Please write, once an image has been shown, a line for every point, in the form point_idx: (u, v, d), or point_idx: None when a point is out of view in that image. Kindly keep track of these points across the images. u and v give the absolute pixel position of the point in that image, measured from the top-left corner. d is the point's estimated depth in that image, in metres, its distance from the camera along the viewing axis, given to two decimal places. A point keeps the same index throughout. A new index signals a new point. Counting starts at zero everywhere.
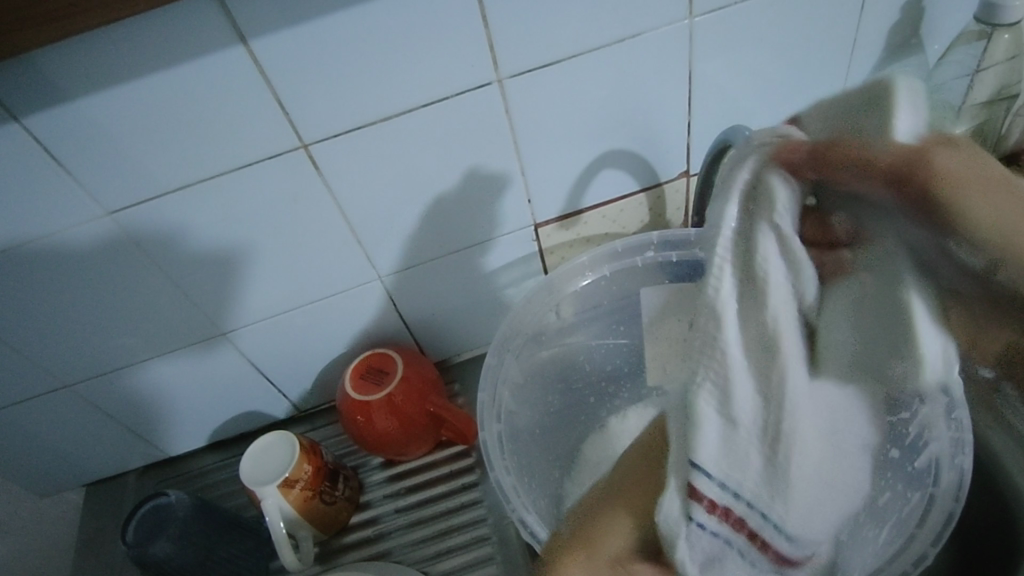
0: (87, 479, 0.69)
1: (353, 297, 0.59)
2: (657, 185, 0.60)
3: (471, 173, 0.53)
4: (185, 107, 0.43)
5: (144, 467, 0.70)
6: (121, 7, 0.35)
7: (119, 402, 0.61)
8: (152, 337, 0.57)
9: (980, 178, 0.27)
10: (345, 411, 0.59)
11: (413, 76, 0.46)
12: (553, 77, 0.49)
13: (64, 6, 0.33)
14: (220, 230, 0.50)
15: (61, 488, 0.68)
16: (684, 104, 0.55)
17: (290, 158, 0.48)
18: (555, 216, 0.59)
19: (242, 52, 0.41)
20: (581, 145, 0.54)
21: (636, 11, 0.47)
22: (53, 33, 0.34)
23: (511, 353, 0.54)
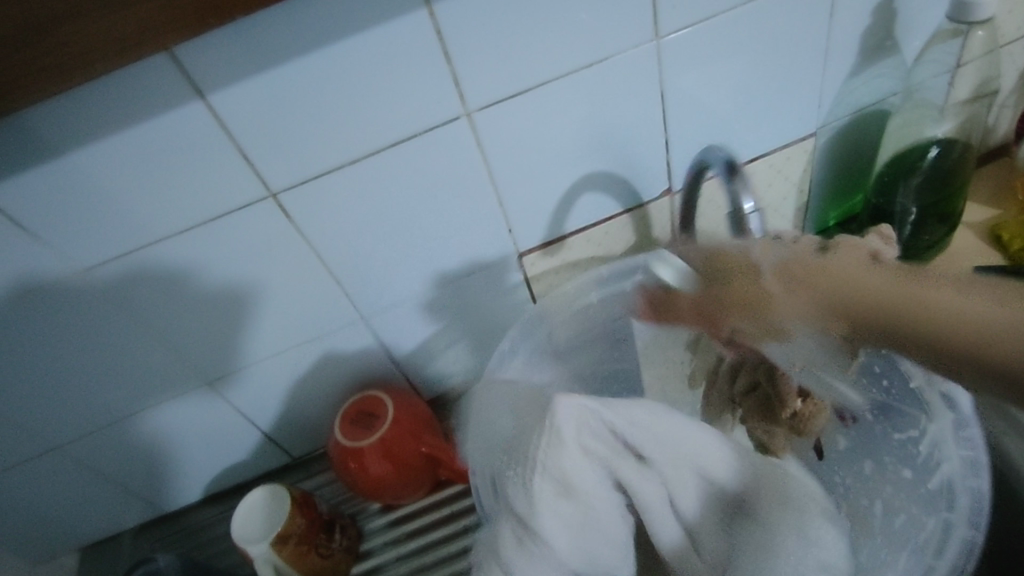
0: (81, 543, 0.67)
1: (339, 342, 0.58)
2: (641, 206, 0.59)
3: (449, 207, 0.52)
4: (149, 166, 0.42)
5: (139, 526, 0.68)
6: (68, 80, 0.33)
7: (107, 464, 0.60)
8: (136, 396, 0.55)
9: (794, 295, 0.36)
10: (337, 457, 0.57)
11: (380, 118, 0.45)
12: (522, 108, 0.48)
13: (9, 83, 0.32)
14: (196, 283, 0.49)
15: (55, 553, 0.66)
16: (660, 124, 0.54)
17: (261, 208, 0.47)
18: (537, 245, 0.57)
19: (201, 107, 0.40)
20: (559, 172, 0.53)
21: (602, 35, 0.46)
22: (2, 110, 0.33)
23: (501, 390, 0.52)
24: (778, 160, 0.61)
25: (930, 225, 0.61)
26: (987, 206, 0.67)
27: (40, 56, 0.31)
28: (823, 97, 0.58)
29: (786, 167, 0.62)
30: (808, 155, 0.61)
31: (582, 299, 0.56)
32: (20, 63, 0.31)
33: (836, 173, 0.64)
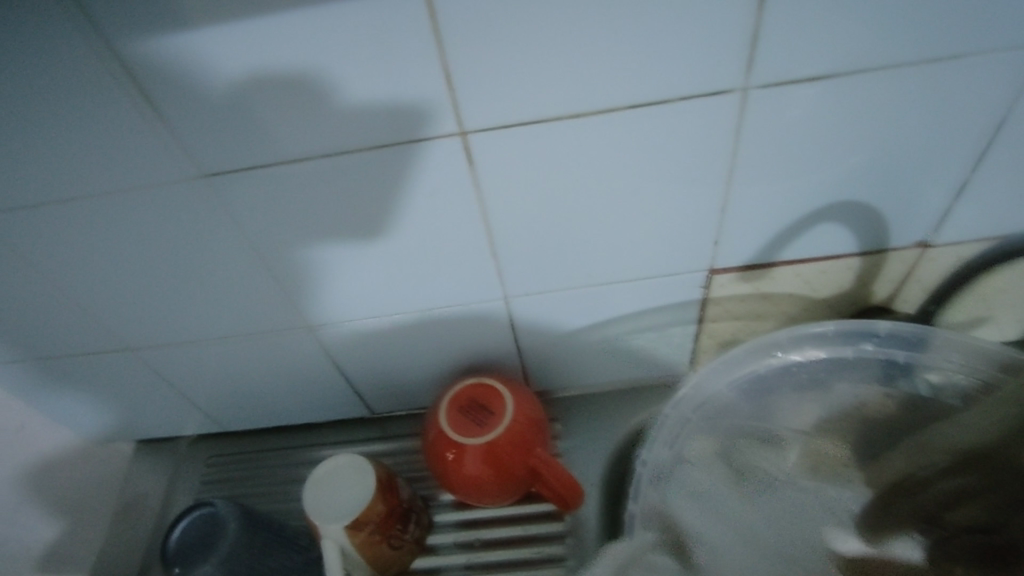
0: (137, 435, 0.63)
1: (466, 315, 0.49)
2: (881, 252, 0.45)
3: (657, 198, 0.40)
4: (323, 64, 0.32)
5: (197, 435, 0.63)
6: None
7: (183, 372, 0.54)
8: (232, 316, 0.48)
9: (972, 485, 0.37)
10: (433, 444, 0.49)
11: (630, 67, 0.33)
12: (809, 101, 0.35)
13: None
14: (332, 215, 0.40)
15: (110, 437, 0.62)
16: (966, 162, 0.39)
17: (437, 147, 0.36)
18: (738, 266, 0.46)
19: (413, 1, 0.30)
20: (807, 191, 0.41)
21: (967, 25, 0.32)
22: None
23: None
24: None
25: None
26: None
27: None
28: None
29: None
30: None
31: (786, 353, 0.47)
32: None
33: None
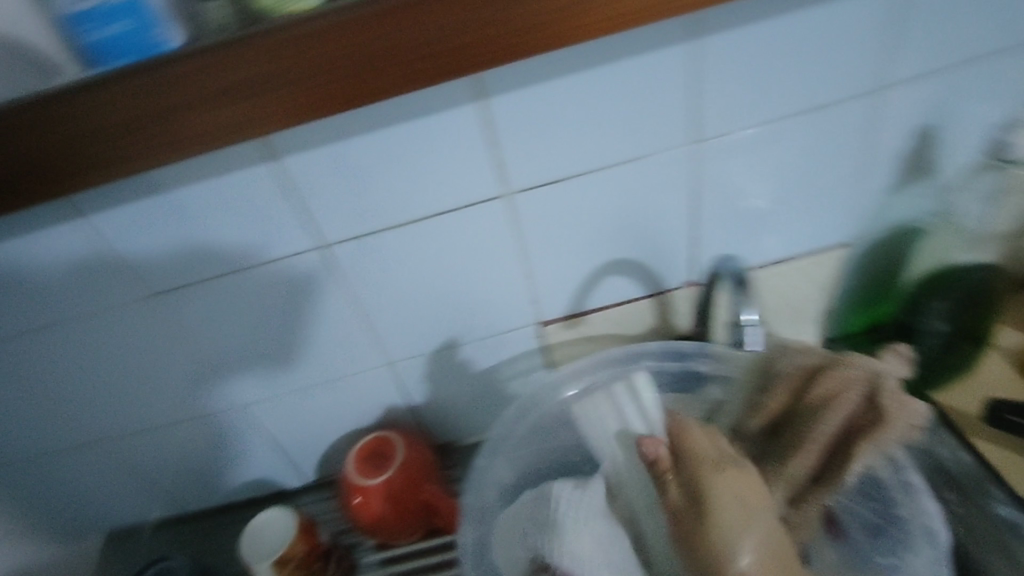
0: (106, 530, 0.72)
1: (364, 382, 0.62)
2: (663, 292, 0.61)
3: (479, 272, 0.55)
4: (219, 211, 0.47)
5: (159, 522, 0.73)
6: (191, 150, 0.38)
7: (142, 464, 0.65)
8: (176, 408, 0.60)
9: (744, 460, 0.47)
10: (346, 491, 0.61)
11: (425, 188, 0.49)
12: (559, 195, 0.51)
13: (135, 151, 0.38)
14: (242, 314, 0.54)
15: (83, 536, 0.72)
16: (690, 220, 0.55)
17: (308, 257, 0.51)
18: (560, 316, 0.60)
19: (270, 166, 0.46)
20: (587, 255, 0.56)
21: (644, 136, 0.48)
22: (125, 172, 0.39)
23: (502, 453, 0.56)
24: (807, 264, 0.61)
25: (958, 345, 0.60)
26: None
27: (164, 130, 0.37)
28: (858, 209, 0.58)
29: (815, 271, 0.62)
30: (837, 262, 0.61)
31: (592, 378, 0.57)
32: (147, 131, 0.37)
33: (866, 281, 0.64)
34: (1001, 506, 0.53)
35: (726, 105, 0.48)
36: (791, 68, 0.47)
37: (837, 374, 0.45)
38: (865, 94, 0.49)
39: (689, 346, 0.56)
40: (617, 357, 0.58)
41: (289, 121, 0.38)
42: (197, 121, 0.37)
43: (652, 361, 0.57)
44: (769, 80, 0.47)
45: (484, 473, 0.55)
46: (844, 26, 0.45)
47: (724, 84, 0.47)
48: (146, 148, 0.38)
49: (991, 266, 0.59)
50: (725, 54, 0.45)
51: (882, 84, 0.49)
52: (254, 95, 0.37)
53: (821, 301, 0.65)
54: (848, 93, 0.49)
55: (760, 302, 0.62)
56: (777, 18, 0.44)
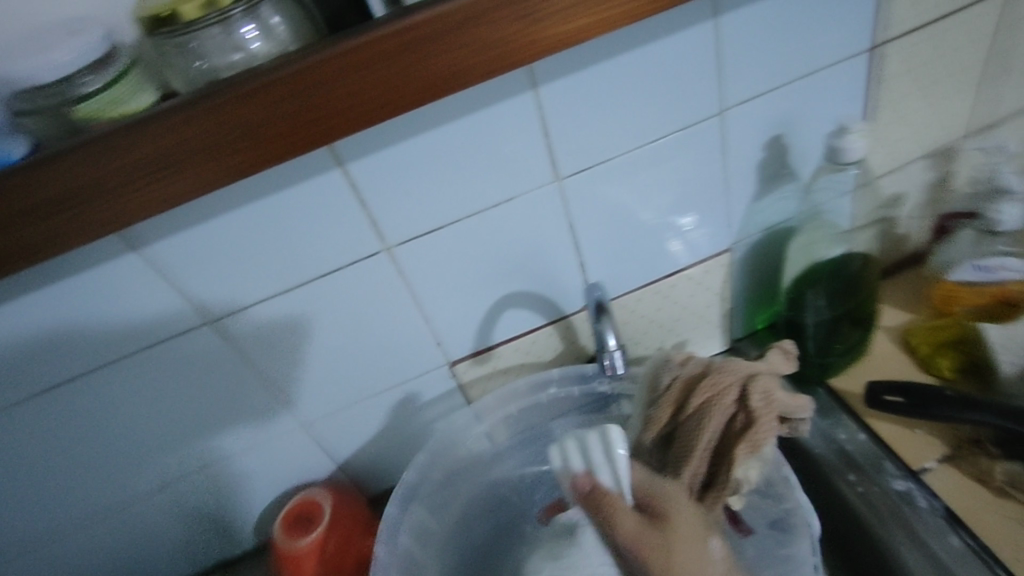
0: None
1: (283, 445, 0.63)
2: (563, 318, 0.63)
3: (377, 324, 0.57)
4: (98, 302, 0.48)
5: None
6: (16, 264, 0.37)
7: (65, 564, 0.64)
8: (89, 502, 0.60)
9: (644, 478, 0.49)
10: (277, 558, 0.60)
11: (305, 254, 0.50)
12: (439, 241, 0.53)
13: None
14: (141, 398, 0.54)
15: None
16: (572, 249, 0.58)
17: (200, 333, 0.52)
18: (467, 353, 0.62)
19: (142, 253, 0.47)
20: (481, 294, 0.58)
21: (506, 179, 0.51)
22: None
23: (418, 500, 0.58)
24: (695, 274, 0.64)
25: (842, 330, 0.63)
26: (905, 311, 0.69)
27: None
28: (730, 218, 0.61)
29: (705, 279, 0.65)
30: (723, 269, 0.65)
31: (502, 409, 0.61)
32: None
33: (753, 280, 0.68)
34: (896, 482, 0.57)
35: (578, 143, 0.51)
36: (629, 103, 0.50)
37: (710, 383, 0.47)
38: (709, 118, 0.53)
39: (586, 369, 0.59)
40: (522, 388, 0.61)
41: (124, 223, 0.37)
42: (21, 235, 0.36)
43: (555, 387, 0.61)
44: (613, 117, 0.50)
45: (393, 523, 0.56)
46: (672, 62, 0.49)
47: (571, 125, 0.50)
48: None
49: (855, 256, 0.63)
50: (565, 99, 0.48)
51: (723, 106, 0.53)
52: (76, 205, 0.36)
53: (717, 305, 0.68)
54: (692, 119, 0.52)
55: (654, 314, 0.66)
56: (605, 63, 0.47)
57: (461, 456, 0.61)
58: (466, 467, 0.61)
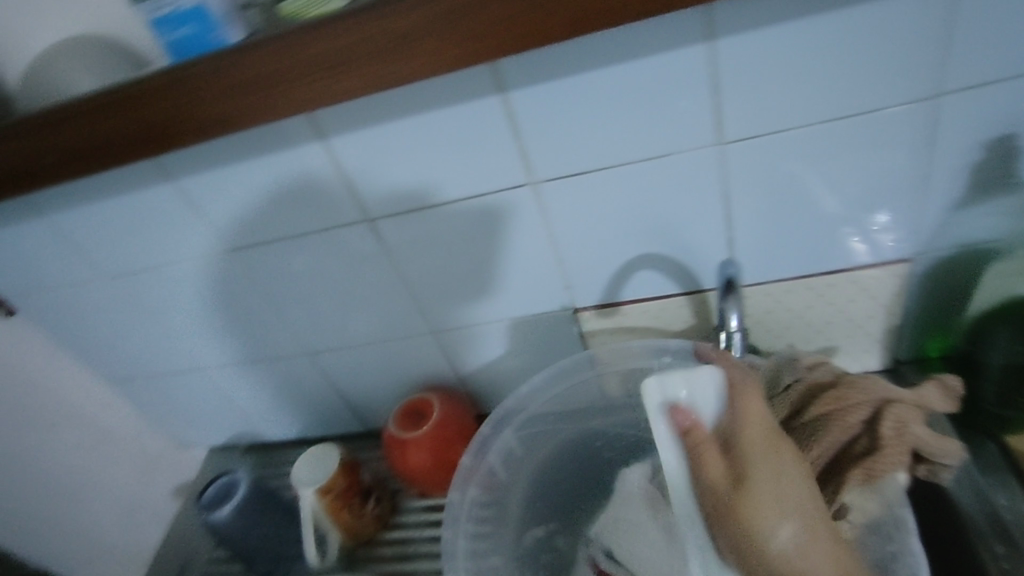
0: (220, 437, 0.89)
1: (413, 345, 0.70)
2: (701, 291, 0.60)
3: (512, 253, 0.59)
4: (286, 180, 0.56)
5: (258, 437, 0.88)
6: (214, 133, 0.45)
7: (241, 383, 0.80)
8: (264, 341, 0.73)
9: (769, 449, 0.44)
10: (388, 442, 0.67)
11: (459, 173, 0.54)
12: (584, 186, 0.53)
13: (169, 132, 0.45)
14: (310, 268, 0.64)
15: (204, 437, 0.90)
16: (722, 223, 0.55)
17: (362, 226, 0.59)
18: (594, 304, 0.62)
19: (326, 145, 0.53)
20: (617, 248, 0.58)
21: (664, 134, 0.49)
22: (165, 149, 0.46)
23: (511, 425, 0.60)
24: (865, 278, 0.57)
25: None
26: None
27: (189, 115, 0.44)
28: (921, 224, 0.53)
29: (875, 286, 0.58)
30: (901, 279, 0.57)
31: (614, 364, 0.61)
32: (179, 115, 0.44)
33: (938, 299, 0.58)
34: None
35: (751, 107, 0.47)
36: (818, 66, 0.45)
37: (835, 396, 0.44)
38: (917, 101, 0.46)
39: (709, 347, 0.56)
40: (638, 349, 0.60)
41: (293, 109, 0.43)
42: (220, 108, 0.43)
43: (673, 358, 0.59)
44: (797, 83, 0.46)
45: (484, 442, 0.59)
46: (879, 28, 0.43)
47: (747, 86, 0.46)
48: (192, 130, 0.45)
49: None
50: (745, 56, 0.45)
51: (937, 90, 0.46)
52: (269, 87, 0.42)
53: (884, 319, 0.60)
54: (895, 100, 0.46)
55: (804, 311, 0.60)
56: (799, 21, 0.43)
57: (564, 399, 0.62)
58: (566, 410, 0.62)
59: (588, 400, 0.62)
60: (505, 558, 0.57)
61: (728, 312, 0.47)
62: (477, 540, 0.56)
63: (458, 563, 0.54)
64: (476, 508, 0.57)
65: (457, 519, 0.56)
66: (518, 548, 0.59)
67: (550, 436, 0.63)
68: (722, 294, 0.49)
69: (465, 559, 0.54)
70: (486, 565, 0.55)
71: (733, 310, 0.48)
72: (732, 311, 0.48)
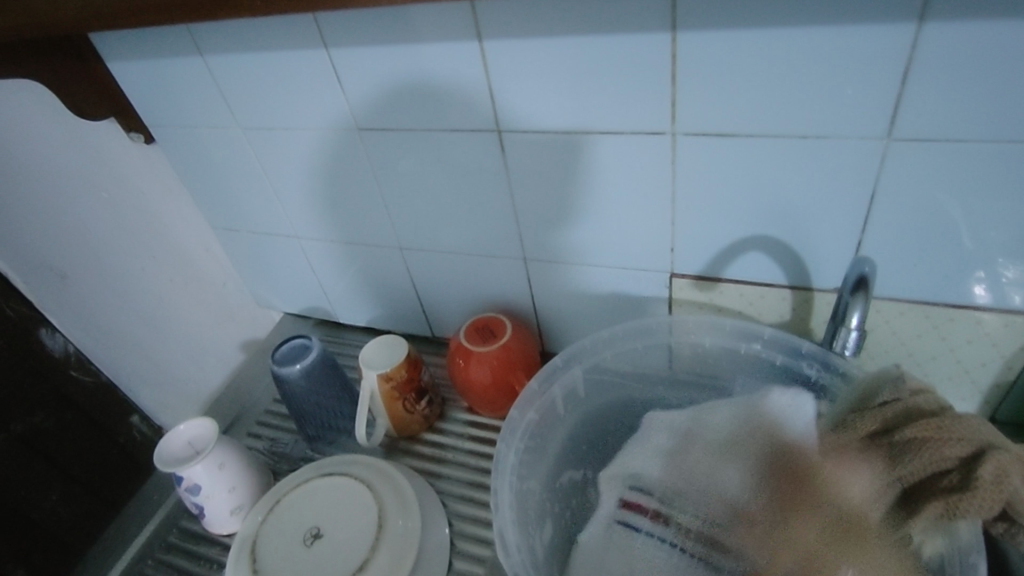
0: (295, 304, 0.95)
1: (500, 266, 0.71)
2: (807, 289, 0.57)
3: (626, 202, 0.58)
4: (429, 73, 0.57)
5: (329, 315, 0.93)
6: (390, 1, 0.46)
7: (329, 260, 0.83)
8: (361, 225, 0.76)
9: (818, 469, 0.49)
10: (453, 350, 0.69)
11: (600, 105, 0.53)
12: (723, 150, 0.51)
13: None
14: (425, 166, 0.65)
15: (281, 301, 0.95)
16: (856, 224, 0.51)
17: (488, 136, 0.59)
18: (692, 274, 0.61)
19: (478, 45, 0.53)
20: (734, 223, 0.55)
21: (827, 114, 0.46)
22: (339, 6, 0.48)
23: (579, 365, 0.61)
24: (991, 322, 0.53)
25: None
26: None
27: None
28: None
29: (1000, 333, 0.53)
30: None
31: (695, 336, 0.60)
32: None
33: None
34: None
35: (934, 107, 0.44)
36: None
37: (936, 425, 0.42)
38: None
39: (804, 345, 0.54)
40: (725, 328, 0.58)
41: None
42: None
43: (758, 346, 0.57)
44: (996, 93, 0.42)
45: (553, 372, 0.60)
46: None
47: (938, 84, 0.43)
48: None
49: None
50: (948, 50, 0.41)
51: None
52: None
53: (996, 369, 0.56)
54: None
55: (911, 337, 0.57)
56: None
57: (636, 358, 0.62)
58: (633, 369, 0.63)
59: (656, 365, 0.62)
60: (541, 487, 0.58)
61: (853, 314, 0.46)
62: (522, 463, 0.57)
63: (505, 475, 0.55)
64: (528, 433, 0.58)
65: (513, 435, 0.57)
66: (554, 483, 0.60)
67: (611, 390, 0.63)
68: (851, 288, 0.46)
69: (510, 474, 0.56)
70: (525, 487, 0.56)
71: (857, 309, 0.46)
72: (855, 309, 0.47)
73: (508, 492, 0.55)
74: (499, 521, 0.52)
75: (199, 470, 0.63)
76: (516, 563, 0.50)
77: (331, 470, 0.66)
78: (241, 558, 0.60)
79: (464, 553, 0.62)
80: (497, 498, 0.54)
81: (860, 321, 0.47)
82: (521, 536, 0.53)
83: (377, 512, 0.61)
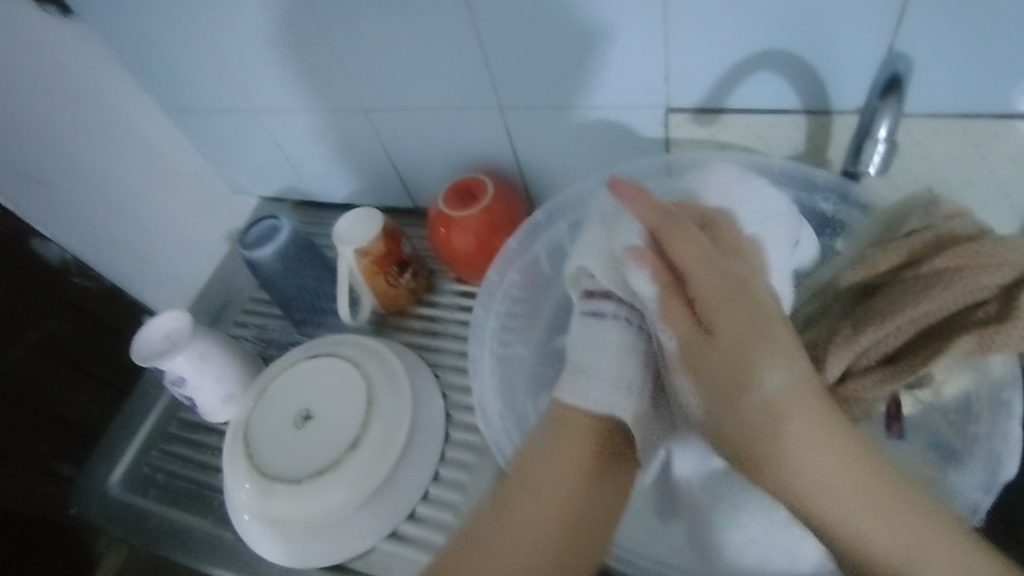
0: (269, 186, 0.88)
1: (474, 121, 0.63)
2: (825, 113, 0.49)
3: (607, 29, 0.49)
4: None
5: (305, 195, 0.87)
6: None
7: (292, 134, 0.76)
8: (316, 89, 0.67)
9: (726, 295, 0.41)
10: (434, 218, 0.63)
11: None
12: None
13: None
14: (370, 11, 0.55)
15: (255, 184, 0.89)
16: (885, 27, 0.42)
17: None
18: (691, 106, 0.53)
19: None
20: (734, 42, 0.46)
21: None
22: None
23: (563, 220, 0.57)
24: None
25: None
26: None
27: None
28: None
29: None
30: None
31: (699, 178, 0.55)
32: None
33: None
34: None
35: None
36: None
37: (974, 249, 0.40)
38: None
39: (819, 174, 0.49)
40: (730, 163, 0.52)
41: None
42: None
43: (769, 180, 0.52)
44: None
45: (534, 230, 0.57)
46: None
47: None
48: None
49: None
50: None
51: None
52: None
53: None
54: None
55: (945, 161, 0.49)
56: None
57: None
58: None
59: None
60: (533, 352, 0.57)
61: (879, 122, 0.39)
62: (507, 329, 0.56)
63: (484, 340, 0.55)
64: (517, 296, 0.57)
65: (492, 300, 0.56)
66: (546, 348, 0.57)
67: None
68: (880, 92, 0.40)
69: (490, 339, 0.55)
70: (510, 352, 0.56)
71: (885, 117, 0.40)
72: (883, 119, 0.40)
73: (489, 356, 0.54)
74: (478, 389, 0.53)
75: (181, 362, 0.61)
76: (498, 432, 0.51)
77: (318, 351, 0.64)
78: (236, 447, 0.59)
79: (462, 423, 0.61)
80: (476, 366, 0.53)
81: (889, 134, 0.40)
82: (506, 403, 0.53)
83: (367, 391, 0.58)
